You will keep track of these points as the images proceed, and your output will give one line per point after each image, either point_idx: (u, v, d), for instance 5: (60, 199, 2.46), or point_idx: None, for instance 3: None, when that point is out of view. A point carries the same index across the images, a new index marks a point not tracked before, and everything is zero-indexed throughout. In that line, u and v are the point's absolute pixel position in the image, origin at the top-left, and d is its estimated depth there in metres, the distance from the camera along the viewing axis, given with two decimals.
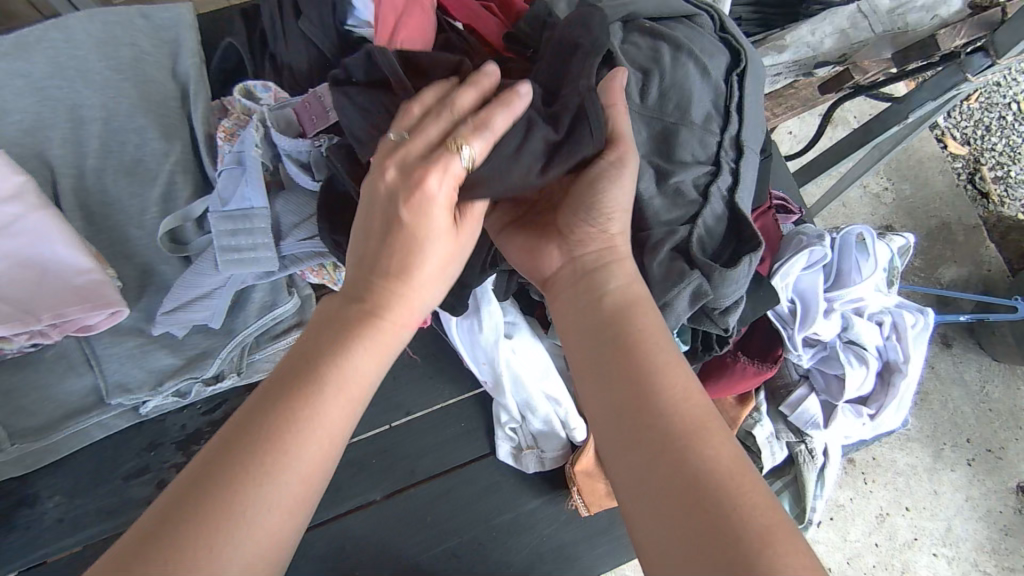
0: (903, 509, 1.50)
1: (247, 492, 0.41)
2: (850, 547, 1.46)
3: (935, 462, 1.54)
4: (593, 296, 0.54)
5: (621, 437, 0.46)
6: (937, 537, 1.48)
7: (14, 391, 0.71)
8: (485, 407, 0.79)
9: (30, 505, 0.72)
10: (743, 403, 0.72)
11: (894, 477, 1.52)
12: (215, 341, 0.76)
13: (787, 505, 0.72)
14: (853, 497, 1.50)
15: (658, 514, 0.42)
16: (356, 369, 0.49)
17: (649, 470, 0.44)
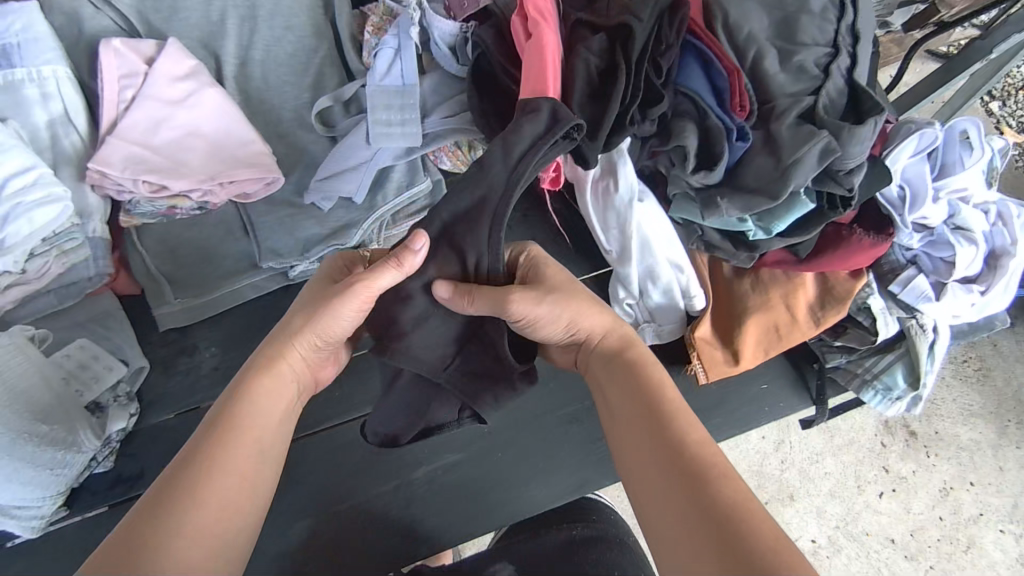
0: (968, 484, 1.25)
1: (201, 489, 0.49)
2: (913, 520, 1.22)
3: (999, 438, 1.27)
4: (608, 358, 0.62)
5: (639, 454, 0.54)
6: (1006, 513, 1.23)
7: (181, 250, 0.79)
8: (602, 286, 0.83)
9: (190, 354, 0.80)
10: (857, 277, 0.76)
11: (957, 453, 1.27)
12: (356, 214, 0.82)
13: (900, 378, 0.77)
14: (915, 470, 1.25)
15: (670, 515, 0.49)
16: (274, 382, 0.57)
17: (658, 482, 0.51)
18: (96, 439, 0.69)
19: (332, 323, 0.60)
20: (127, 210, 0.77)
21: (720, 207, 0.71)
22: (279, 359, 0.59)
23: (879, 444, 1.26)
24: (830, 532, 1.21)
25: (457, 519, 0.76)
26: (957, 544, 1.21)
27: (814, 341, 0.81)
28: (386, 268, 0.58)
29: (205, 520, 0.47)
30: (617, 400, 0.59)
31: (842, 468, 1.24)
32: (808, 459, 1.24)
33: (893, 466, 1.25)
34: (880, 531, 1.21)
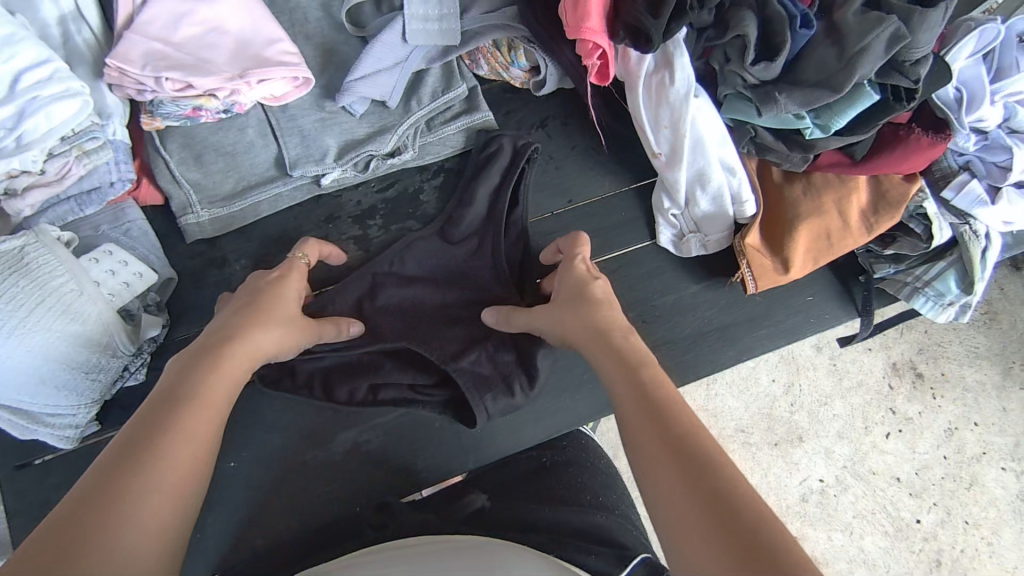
0: (973, 424, 1.18)
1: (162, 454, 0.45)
2: (917, 459, 1.17)
3: (1004, 379, 1.20)
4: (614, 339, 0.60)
5: (631, 420, 0.52)
6: (1005, 451, 1.18)
7: (206, 156, 0.75)
8: (645, 197, 0.82)
9: (220, 267, 0.77)
10: (912, 179, 0.75)
11: (963, 394, 1.19)
12: (391, 118, 0.78)
13: (949, 286, 0.77)
14: (921, 412, 1.18)
15: (660, 474, 0.46)
16: (234, 358, 0.55)
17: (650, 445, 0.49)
18: (130, 343, 0.67)
19: (285, 341, 0.62)
20: (150, 111, 0.72)
21: (778, 103, 0.66)
22: (247, 346, 0.57)
23: (886, 386, 1.19)
24: (836, 471, 1.16)
25: (501, 431, 0.75)
26: (959, 482, 1.17)
27: (862, 252, 0.80)
28: (330, 326, 0.68)
29: (167, 482, 0.44)
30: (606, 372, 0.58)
31: (849, 411, 1.18)
32: (816, 401, 1.18)
33: (900, 407, 1.18)
34: (885, 471, 1.16)
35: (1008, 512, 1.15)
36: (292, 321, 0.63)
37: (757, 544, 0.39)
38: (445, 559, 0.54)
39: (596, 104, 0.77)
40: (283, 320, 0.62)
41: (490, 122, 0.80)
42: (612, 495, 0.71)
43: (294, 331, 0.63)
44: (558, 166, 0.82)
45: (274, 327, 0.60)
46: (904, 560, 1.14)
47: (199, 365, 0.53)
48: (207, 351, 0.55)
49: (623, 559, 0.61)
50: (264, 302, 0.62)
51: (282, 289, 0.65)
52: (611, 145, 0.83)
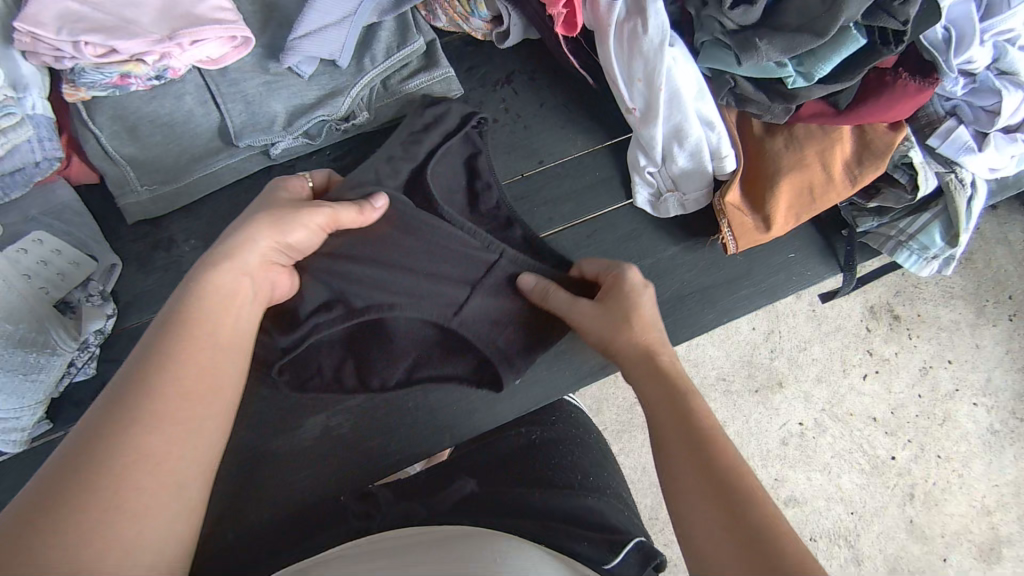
0: (947, 362, 1.19)
1: (138, 459, 0.41)
2: (893, 398, 1.18)
3: (977, 317, 1.20)
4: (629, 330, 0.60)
5: (670, 446, 0.52)
6: (978, 387, 1.18)
7: (141, 130, 0.69)
8: (621, 156, 0.77)
9: (167, 249, 0.71)
10: (897, 129, 0.71)
11: (938, 333, 1.20)
12: (343, 79, 0.72)
13: (936, 237, 0.74)
14: (897, 352, 1.19)
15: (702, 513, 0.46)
16: (225, 289, 0.50)
17: (689, 480, 0.48)
18: (70, 338, 0.63)
19: (295, 234, 0.56)
20: (72, 81, 0.65)
21: (759, 49, 0.61)
22: (218, 289, 0.50)
23: (864, 328, 1.19)
24: (815, 414, 1.17)
25: (478, 403, 0.73)
26: (933, 419, 1.18)
27: (845, 206, 0.77)
28: (347, 206, 0.59)
29: (148, 489, 0.41)
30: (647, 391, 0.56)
31: (828, 354, 1.18)
32: (795, 346, 1.18)
33: (877, 348, 1.19)
34: (862, 411, 1.17)
35: (979, 445, 1.17)
36: (299, 216, 0.56)
37: (763, 544, 0.42)
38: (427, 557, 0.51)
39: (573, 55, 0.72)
40: (283, 221, 0.55)
41: (451, 79, 0.74)
42: (601, 476, 0.69)
43: (301, 233, 0.56)
44: (526, 125, 0.77)
45: (266, 230, 0.54)
46: (879, 496, 1.15)
47: (171, 330, 0.47)
48: (178, 311, 0.48)
49: (616, 544, 0.58)
50: (258, 210, 0.56)
51: (270, 191, 0.59)
52: (584, 100, 0.78)
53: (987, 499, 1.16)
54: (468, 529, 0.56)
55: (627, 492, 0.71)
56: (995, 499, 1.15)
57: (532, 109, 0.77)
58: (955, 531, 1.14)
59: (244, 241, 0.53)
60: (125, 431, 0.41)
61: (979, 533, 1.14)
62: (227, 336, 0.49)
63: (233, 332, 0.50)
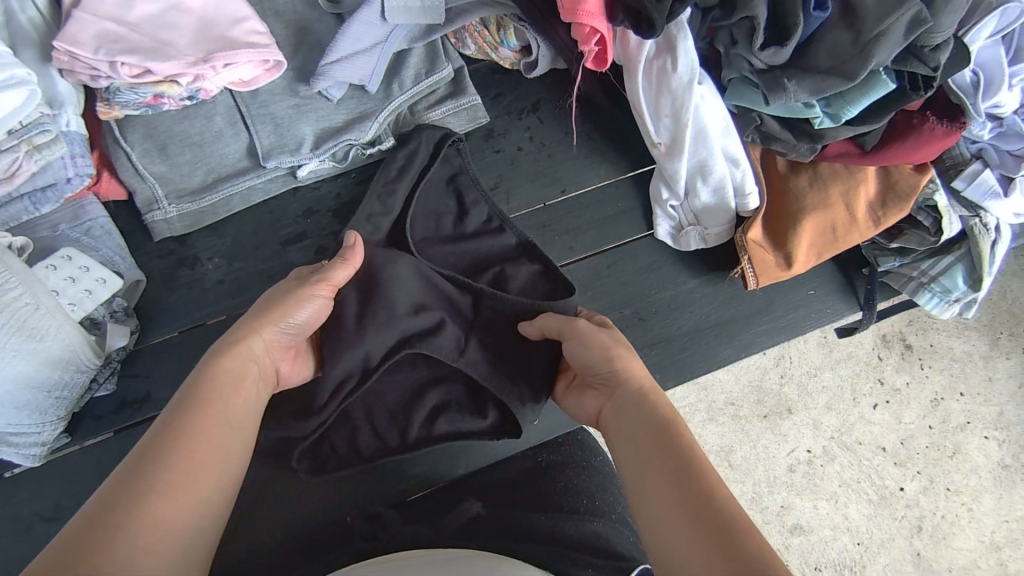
0: (959, 394, 1.18)
1: (147, 519, 0.41)
2: (903, 429, 1.17)
3: (989, 349, 1.19)
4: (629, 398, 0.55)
5: (674, 523, 0.45)
6: (989, 420, 1.17)
7: (171, 148, 0.70)
8: (643, 187, 0.77)
9: (191, 266, 0.72)
10: (922, 171, 0.71)
11: (950, 364, 1.19)
12: (371, 104, 0.73)
13: (959, 281, 0.74)
14: (908, 382, 1.18)
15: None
16: (228, 375, 0.52)
17: (684, 544, 0.43)
18: (95, 357, 0.63)
19: (298, 310, 0.58)
20: (106, 100, 0.66)
21: (787, 90, 0.62)
22: (236, 373, 0.53)
23: (875, 356, 1.18)
24: (824, 442, 1.16)
25: (492, 438, 0.75)
26: (944, 451, 1.16)
27: (867, 244, 0.77)
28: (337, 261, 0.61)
29: (150, 551, 0.40)
30: (630, 452, 0.52)
31: (838, 382, 1.17)
32: (804, 373, 1.17)
33: (888, 378, 1.18)
34: (871, 441, 1.16)
35: (989, 479, 1.16)
36: (295, 293, 0.58)
37: None
38: None
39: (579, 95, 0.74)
40: (283, 306, 0.57)
41: (476, 106, 0.75)
42: (607, 498, 0.69)
43: (302, 308, 0.59)
44: (549, 153, 0.77)
45: (274, 317, 0.57)
46: (886, 527, 1.14)
47: (188, 406, 0.49)
48: (193, 393, 0.50)
49: (620, 570, 0.59)
50: (263, 299, 0.58)
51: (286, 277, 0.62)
52: (608, 131, 0.78)
53: (996, 535, 1.14)
54: (469, 552, 0.57)
55: (632, 513, 0.71)
56: (1005, 535, 1.14)
57: (556, 138, 0.77)
58: (963, 566, 1.13)
59: (249, 330, 0.55)
60: (141, 495, 0.42)
61: (987, 569, 1.13)
62: (234, 415, 0.51)
63: (248, 410, 0.52)
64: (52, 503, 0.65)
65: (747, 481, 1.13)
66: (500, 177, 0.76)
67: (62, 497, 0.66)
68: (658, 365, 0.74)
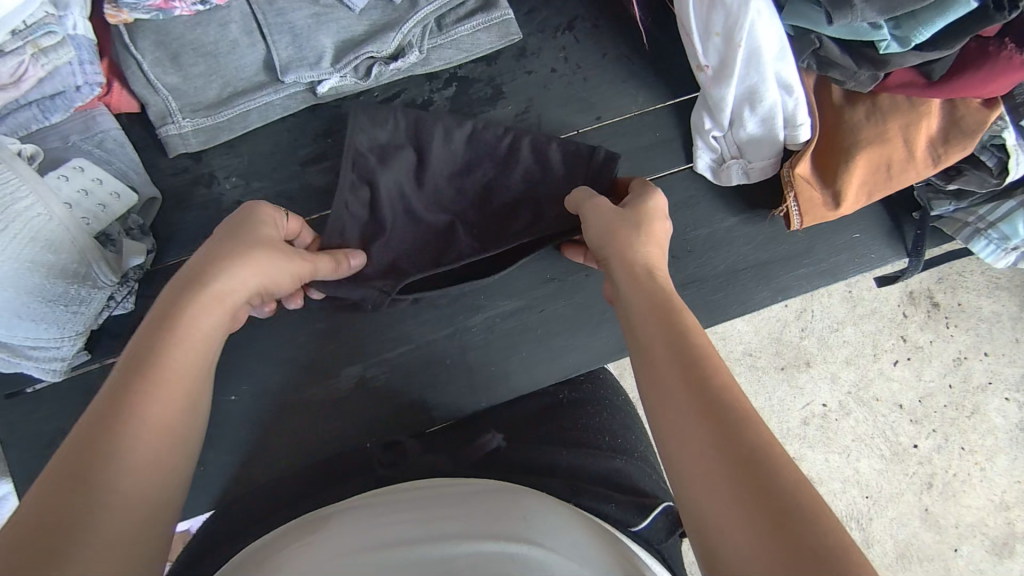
0: (983, 353, 1.14)
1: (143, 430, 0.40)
2: (922, 386, 1.14)
3: (1021, 310, 1.14)
4: (645, 292, 0.53)
5: (676, 417, 0.44)
6: (1013, 382, 1.14)
7: (184, 58, 0.66)
8: (684, 117, 0.72)
9: (207, 186, 0.69)
10: (992, 107, 0.65)
11: (978, 323, 1.15)
12: (396, 14, 0.68)
13: (1019, 227, 0.69)
14: (933, 340, 1.14)
15: (704, 471, 0.40)
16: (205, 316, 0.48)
17: (692, 439, 0.42)
18: (112, 275, 0.61)
19: (229, 272, 0.50)
20: (113, 2, 0.62)
21: (855, 8, 0.56)
22: (207, 307, 0.48)
23: (900, 314, 1.14)
24: (840, 396, 1.13)
25: (513, 370, 0.71)
26: (961, 411, 1.14)
27: (920, 185, 0.71)
28: (325, 258, 0.60)
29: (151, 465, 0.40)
30: (645, 338, 0.50)
31: (860, 337, 1.14)
32: (827, 327, 1.14)
33: (912, 335, 1.14)
34: (889, 397, 1.14)
35: (1006, 441, 1.13)
36: (278, 261, 0.54)
37: (798, 531, 0.35)
38: (448, 510, 0.50)
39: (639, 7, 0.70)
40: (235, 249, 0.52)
41: (509, 22, 0.69)
42: (629, 436, 0.68)
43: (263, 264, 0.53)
44: (585, 76, 0.72)
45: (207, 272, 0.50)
46: (897, 482, 1.12)
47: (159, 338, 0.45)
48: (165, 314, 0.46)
49: (645, 508, 0.59)
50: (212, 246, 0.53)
51: (250, 218, 0.56)
52: (650, 52, 0.73)
53: (1006, 495, 1.13)
54: (494, 483, 0.54)
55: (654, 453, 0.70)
56: (1016, 495, 1.13)
57: (592, 60, 0.72)
58: (970, 523, 1.12)
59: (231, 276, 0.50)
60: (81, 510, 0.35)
61: (995, 527, 1.12)
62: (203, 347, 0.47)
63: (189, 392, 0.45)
64: (72, 420, 0.65)
65: None
66: (531, 101, 0.71)
67: (82, 415, 0.65)
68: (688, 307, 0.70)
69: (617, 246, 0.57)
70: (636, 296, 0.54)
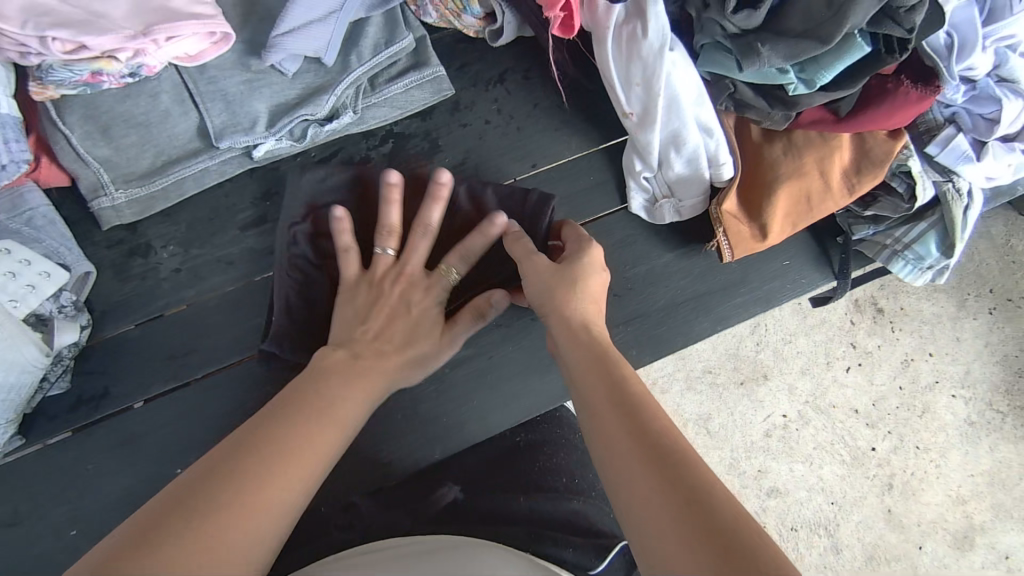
0: (928, 354, 1.20)
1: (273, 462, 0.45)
2: (874, 391, 1.18)
3: (957, 310, 1.21)
4: (586, 347, 0.55)
5: (622, 465, 0.45)
6: (957, 379, 1.19)
7: (115, 130, 0.66)
8: (615, 159, 0.75)
9: (145, 255, 0.68)
10: (896, 137, 0.70)
11: (919, 325, 1.20)
12: (327, 77, 0.69)
13: (934, 247, 0.74)
14: (880, 344, 1.19)
15: (654, 514, 0.41)
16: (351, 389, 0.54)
17: (640, 484, 0.43)
18: (42, 355, 0.59)
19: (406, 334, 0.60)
20: (38, 78, 0.62)
21: (762, 55, 0.60)
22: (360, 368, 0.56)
23: (848, 322, 1.19)
24: (799, 406, 1.17)
25: (468, 417, 0.70)
26: (913, 410, 1.18)
27: (841, 212, 0.76)
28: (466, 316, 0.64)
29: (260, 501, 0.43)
30: (587, 392, 0.52)
31: (812, 347, 1.18)
32: (781, 339, 1.18)
33: (861, 342, 1.19)
34: (845, 403, 1.18)
35: (956, 436, 1.18)
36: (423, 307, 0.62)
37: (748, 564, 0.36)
38: None
39: (557, 65, 0.73)
40: (393, 305, 0.62)
41: (441, 78, 0.71)
42: (590, 474, 0.70)
43: (424, 339, 0.61)
44: (519, 125, 0.74)
45: (382, 328, 0.60)
46: (859, 485, 1.15)
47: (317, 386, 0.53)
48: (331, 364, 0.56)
49: (603, 550, 0.61)
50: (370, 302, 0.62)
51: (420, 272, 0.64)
52: (578, 99, 0.76)
53: (961, 489, 1.16)
54: (449, 538, 0.55)
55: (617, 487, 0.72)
56: (971, 488, 1.17)
57: (524, 109, 0.75)
58: (931, 520, 1.15)
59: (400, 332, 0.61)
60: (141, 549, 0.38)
61: (955, 521, 1.15)
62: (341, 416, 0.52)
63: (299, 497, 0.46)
64: (8, 507, 0.62)
65: (725, 448, 1.14)
66: (469, 152, 0.73)
67: (19, 501, 0.62)
68: (634, 342, 0.72)
69: (555, 298, 0.59)
70: (577, 350, 0.56)
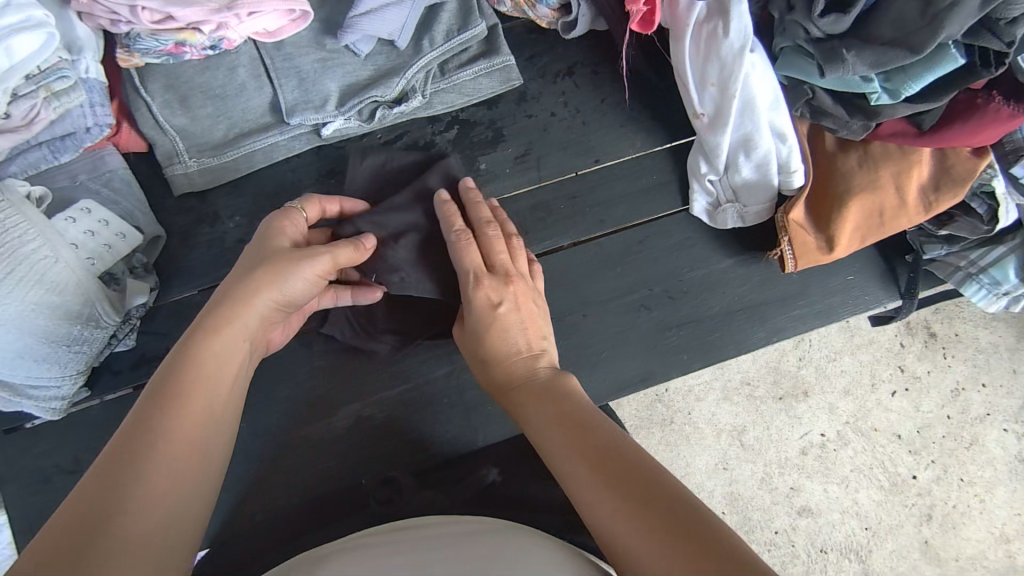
0: (981, 385, 1.14)
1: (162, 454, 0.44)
2: (920, 418, 1.14)
3: (1018, 342, 1.15)
4: (544, 398, 0.57)
5: (600, 507, 0.46)
6: (1010, 413, 1.14)
7: (193, 101, 0.68)
8: (681, 160, 0.74)
9: (211, 224, 0.70)
10: (981, 154, 0.67)
11: (975, 354, 1.15)
12: (399, 60, 0.70)
13: (1012, 272, 0.71)
14: (930, 370, 1.15)
15: (654, 554, 0.42)
16: (223, 352, 0.51)
17: (617, 521, 0.45)
18: (113, 313, 0.62)
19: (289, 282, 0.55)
20: (126, 46, 0.64)
21: (846, 62, 0.57)
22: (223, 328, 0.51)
23: (897, 344, 1.15)
24: (838, 427, 1.13)
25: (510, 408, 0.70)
26: (960, 441, 1.13)
27: (912, 230, 0.73)
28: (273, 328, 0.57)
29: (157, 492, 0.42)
30: (550, 442, 0.54)
31: (856, 367, 1.15)
32: (825, 357, 1.15)
33: (910, 366, 1.15)
34: (887, 427, 1.14)
35: (1005, 472, 1.13)
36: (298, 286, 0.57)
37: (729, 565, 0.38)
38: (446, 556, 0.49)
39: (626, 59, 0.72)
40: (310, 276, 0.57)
41: (510, 67, 0.71)
42: None
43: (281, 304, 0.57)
44: (584, 119, 0.74)
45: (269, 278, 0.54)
46: (896, 513, 1.12)
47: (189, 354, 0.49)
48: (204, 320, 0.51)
49: None
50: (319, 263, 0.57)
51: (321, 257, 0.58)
52: (647, 97, 0.74)
53: (1007, 528, 1.11)
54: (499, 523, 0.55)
55: None
56: (1016, 528, 1.11)
57: (591, 104, 0.74)
58: (970, 556, 1.11)
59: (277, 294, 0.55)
60: None
61: (995, 560, 1.11)
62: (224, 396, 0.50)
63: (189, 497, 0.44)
64: (69, 455, 0.65)
65: (759, 461, 1.12)
66: (531, 143, 0.73)
67: (80, 450, 0.65)
68: (684, 347, 0.71)
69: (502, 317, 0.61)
70: (537, 402, 0.57)
